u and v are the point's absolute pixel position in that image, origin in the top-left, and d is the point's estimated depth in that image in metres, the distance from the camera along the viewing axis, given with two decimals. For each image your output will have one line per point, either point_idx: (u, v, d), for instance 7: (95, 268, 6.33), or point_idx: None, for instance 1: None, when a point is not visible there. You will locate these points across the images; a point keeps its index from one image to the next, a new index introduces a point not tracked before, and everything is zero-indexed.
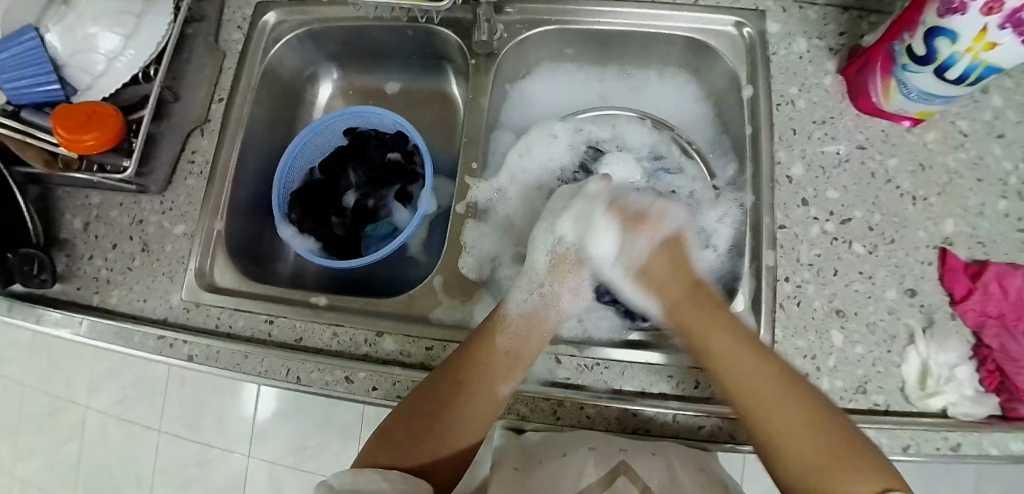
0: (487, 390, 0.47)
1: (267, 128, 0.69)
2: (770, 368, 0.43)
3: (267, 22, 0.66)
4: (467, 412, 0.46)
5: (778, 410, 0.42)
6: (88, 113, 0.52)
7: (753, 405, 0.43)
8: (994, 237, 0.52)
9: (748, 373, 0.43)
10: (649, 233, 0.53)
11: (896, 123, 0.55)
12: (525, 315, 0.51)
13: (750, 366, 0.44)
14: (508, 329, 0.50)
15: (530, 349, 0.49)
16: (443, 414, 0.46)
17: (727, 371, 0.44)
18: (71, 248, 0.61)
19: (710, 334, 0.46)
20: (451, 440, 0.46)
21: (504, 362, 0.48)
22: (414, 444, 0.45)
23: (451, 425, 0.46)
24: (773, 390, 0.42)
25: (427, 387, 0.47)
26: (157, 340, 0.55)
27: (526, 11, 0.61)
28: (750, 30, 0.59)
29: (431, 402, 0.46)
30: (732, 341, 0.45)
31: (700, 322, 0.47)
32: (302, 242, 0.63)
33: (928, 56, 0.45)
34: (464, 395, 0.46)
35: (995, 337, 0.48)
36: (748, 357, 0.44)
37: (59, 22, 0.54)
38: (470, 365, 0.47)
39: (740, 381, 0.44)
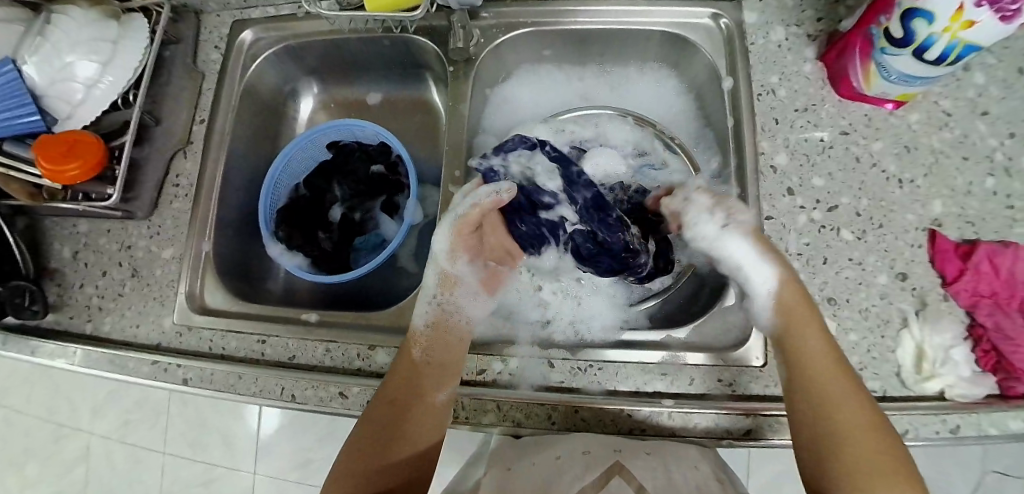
0: (427, 403, 0.47)
1: (250, 146, 0.68)
2: (853, 383, 0.43)
3: (244, 40, 0.66)
4: (409, 429, 0.47)
5: (851, 403, 0.42)
6: (70, 142, 0.52)
7: (835, 415, 0.41)
8: (983, 216, 0.51)
9: (841, 383, 0.42)
10: (701, 201, 0.50)
11: (878, 107, 0.55)
12: (432, 326, 0.52)
13: (845, 377, 0.43)
14: (422, 343, 0.50)
15: (452, 355, 0.50)
16: (391, 437, 0.47)
17: (835, 373, 0.43)
18: (61, 278, 0.61)
19: (811, 332, 0.44)
20: (408, 456, 0.47)
21: (430, 373, 0.48)
22: (373, 472, 0.46)
23: (401, 441, 0.47)
24: (858, 403, 0.41)
25: (373, 416, 0.47)
26: (151, 365, 0.55)
27: (502, 15, 0.61)
28: (727, 21, 0.58)
29: (376, 427, 0.47)
30: (828, 345, 0.44)
31: (803, 319, 0.45)
32: (291, 258, 0.63)
33: (906, 38, 0.45)
34: (405, 411, 0.47)
35: (989, 316, 0.48)
36: (837, 368, 0.43)
37: (34, 53, 0.53)
38: (399, 384, 0.48)
39: (834, 390, 0.42)
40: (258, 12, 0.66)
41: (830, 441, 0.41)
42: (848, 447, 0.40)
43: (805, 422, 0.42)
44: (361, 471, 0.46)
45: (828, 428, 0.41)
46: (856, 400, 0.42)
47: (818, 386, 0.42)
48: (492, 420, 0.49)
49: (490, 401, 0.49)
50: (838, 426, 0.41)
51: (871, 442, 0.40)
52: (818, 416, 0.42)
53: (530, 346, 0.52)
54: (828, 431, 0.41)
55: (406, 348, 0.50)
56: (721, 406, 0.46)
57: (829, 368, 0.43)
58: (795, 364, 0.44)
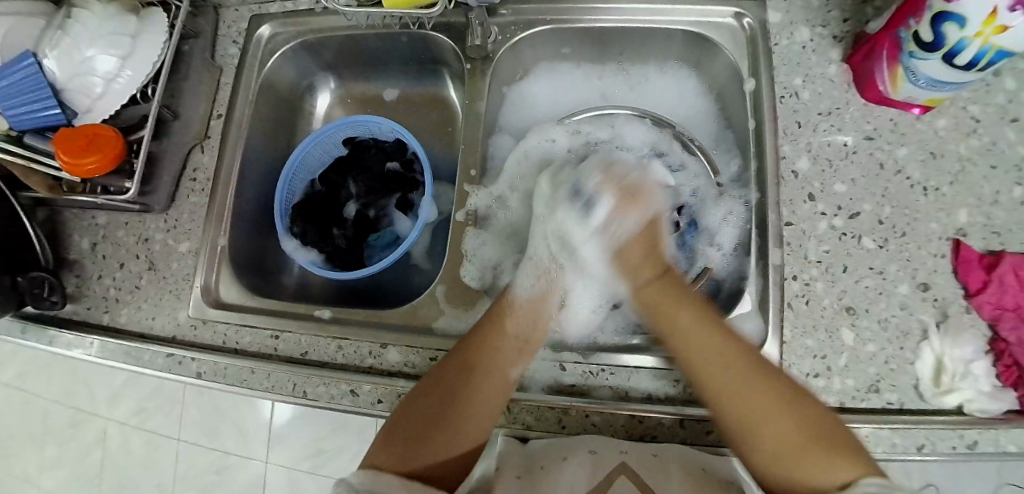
0: (498, 376, 0.47)
1: (267, 142, 0.69)
2: (738, 356, 0.44)
3: (262, 35, 0.66)
4: (476, 404, 0.46)
5: (723, 373, 0.43)
6: (89, 136, 0.53)
7: (732, 409, 0.42)
8: (1010, 227, 0.50)
9: (722, 367, 0.44)
10: (642, 210, 0.52)
11: (905, 112, 0.53)
12: (531, 298, 0.52)
13: (726, 354, 0.44)
14: (517, 313, 0.51)
15: (537, 334, 0.50)
16: (459, 405, 0.46)
17: (699, 372, 0.44)
18: (80, 269, 0.62)
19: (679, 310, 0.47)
20: (467, 429, 0.45)
21: (512, 348, 0.49)
22: (426, 445, 0.44)
23: (462, 416, 0.45)
24: (753, 389, 0.42)
25: (447, 381, 0.47)
26: (166, 358, 0.56)
27: (520, 12, 0.60)
28: (750, 21, 0.57)
29: (446, 389, 0.46)
30: (697, 325, 0.46)
31: (667, 298, 0.49)
32: (306, 254, 0.64)
33: (936, 42, 0.44)
34: (473, 384, 0.46)
35: (1012, 330, 0.46)
36: (710, 337, 0.45)
37: (55, 48, 0.53)
38: (476, 355, 0.48)
39: (708, 385, 0.44)
40: (276, 6, 0.66)
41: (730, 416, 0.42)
42: (784, 429, 0.40)
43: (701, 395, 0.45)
44: (416, 442, 0.44)
45: (732, 418, 0.42)
46: (754, 389, 0.42)
47: (693, 360, 0.45)
48: (502, 422, 0.49)
49: (502, 403, 0.49)
50: (731, 405, 0.42)
51: (801, 418, 0.40)
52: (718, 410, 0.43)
53: (543, 349, 0.52)
54: (726, 417, 0.43)
55: (498, 312, 0.51)
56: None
57: (697, 341, 0.45)
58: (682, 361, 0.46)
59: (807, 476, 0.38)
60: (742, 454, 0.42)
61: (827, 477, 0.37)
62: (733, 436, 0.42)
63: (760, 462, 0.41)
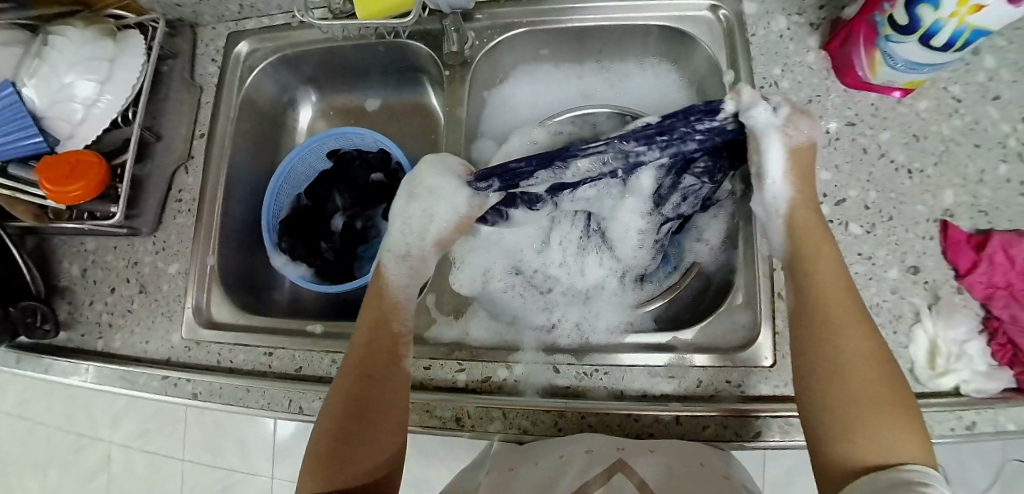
0: (392, 370, 0.46)
1: (252, 159, 0.69)
2: (858, 312, 0.41)
3: (240, 52, 0.66)
4: (380, 407, 0.44)
5: (843, 316, 0.41)
6: (72, 163, 0.52)
7: (837, 348, 0.39)
8: (997, 205, 0.50)
9: (835, 308, 0.41)
10: (807, 124, 0.46)
11: (885, 95, 0.53)
12: (402, 292, 0.51)
13: (849, 307, 0.41)
14: (392, 313, 0.49)
15: (404, 326, 0.49)
16: (368, 412, 0.44)
17: (828, 303, 0.41)
18: (71, 295, 0.62)
19: (820, 246, 0.44)
20: (381, 434, 0.44)
21: (395, 348, 0.47)
22: (347, 465, 0.42)
23: (370, 422, 0.44)
24: (864, 346, 0.39)
25: (347, 394, 0.45)
26: (161, 380, 0.56)
27: (496, 16, 0.61)
28: (726, 12, 0.57)
29: (351, 399, 0.44)
30: (838, 273, 0.43)
31: (810, 226, 0.45)
32: (295, 269, 0.65)
33: (911, 25, 0.44)
34: (370, 388, 0.45)
35: (1005, 308, 0.47)
36: (843, 288, 0.42)
37: (33, 75, 0.53)
38: (366, 359, 0.46)
39: (819, 317, 0.41)
40: (253, 23, 0.66)
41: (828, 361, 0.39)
42: (873, 390, 0.38)
43: (807, 335, 0.41)
44: (338, 465, 0.42)
45: (829, 361, 0.39)
46: (861, 341, 0.40)
47: (820, 296, 0.42)
48: (498, 428, 0.49)
49: (497, 409, 0.49)
50: (836, 350, 0.39)
51: (889, 387, 0.38)
52: (815, 346, 0.40)
53: (536, 352, 0.52)
54: (819, 362, 0.40)
55: (370, 315, 0.49)
56: (728, 408, 0.46)
57: (835, 284, 0.42)
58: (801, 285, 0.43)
59: (868, 442, 0.36)
60: (812, 398, 0.39)
61: (882, 453, 0.35)
62: (814, 381, 0.39)
63: (824, 413, 0.38)
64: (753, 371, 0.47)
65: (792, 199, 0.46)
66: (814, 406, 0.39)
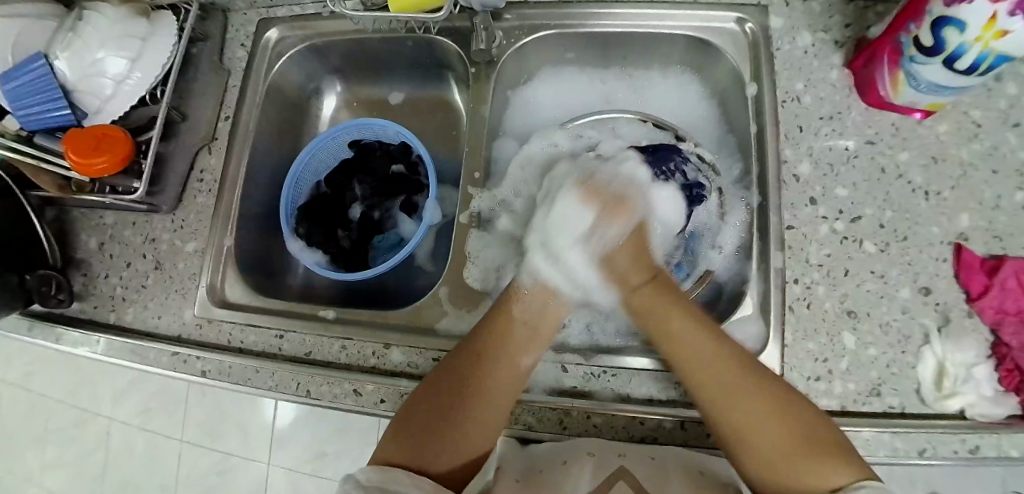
0: (509, 364, 0.48)
1: (274, 145, 0.70)
2: (738, 371, 0.43)
3: (269, 38, 0.67)
4: (490, 389, 0.46)
5: (725, 385, 0.43)
6: (98, 135, 0.53)
7: (732, 407, 0.42)
8: (1012, 232, 0.50)
9: (722, 377, 0.43)
10: (624, 220, 0.52)
11: (906, 116, 0.54)
12: (541, 283, 0.52)
13: (710, 374, 0.44)
14: (526, 299, 0.51)
15: (548, 318, 0.51)
16: (463, 399, 0.46)
17: (693, 379, 0.44)
18: (88, 268, 0.62)
19: (671, 315, 0.47)
20: (478, 421, 0.45)
21: (523, 335, 0.49)
22: (435, 441, 0.44)
23: (472, 401, 0.46)
24: (756, 405, 0.42)
25: (452, 376, 0.47)
26: (171, 356, 0.57)
27: (524, 17, 0.61)
28: (752, 26, 0.58)
29: (455, 378, 0.47)
30: (697, 337, 0.45)
31: (656, 306, 0.49)
32: (311, 255, 0.65)
33: (936, 47, 0.44)
34: (482, 369, 0.47)
35: (1014, 335, 0.47)
36: (716, 362, 0.44)
37: (66, 50, 0.54)
38: (489, 339, 0.48)
39: (704, 389, 0.44)
40: (283, 10, 0.67)
41: (723, 433, 0.43)
42: (788, 443, 0.40)
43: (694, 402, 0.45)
44: (431, 438, 0.44)
45: (728, 430, 0.42)
46: (748, 397, 0.42)
47: (686, 369, 0.45)
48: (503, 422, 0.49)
49: None
50: (728, 425, 0.42)
51: (801, 423, 0.41)
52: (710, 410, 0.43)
53: None
54: (726, 427, 0.43)
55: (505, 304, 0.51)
56: None
57: (692, 348, 0.45)
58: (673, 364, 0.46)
59: (795, 481, 0.40)
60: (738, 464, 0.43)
61: (809, 483, 0.39)
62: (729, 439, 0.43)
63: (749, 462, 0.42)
64: None
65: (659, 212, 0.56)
66: (748, 468, 0.42)
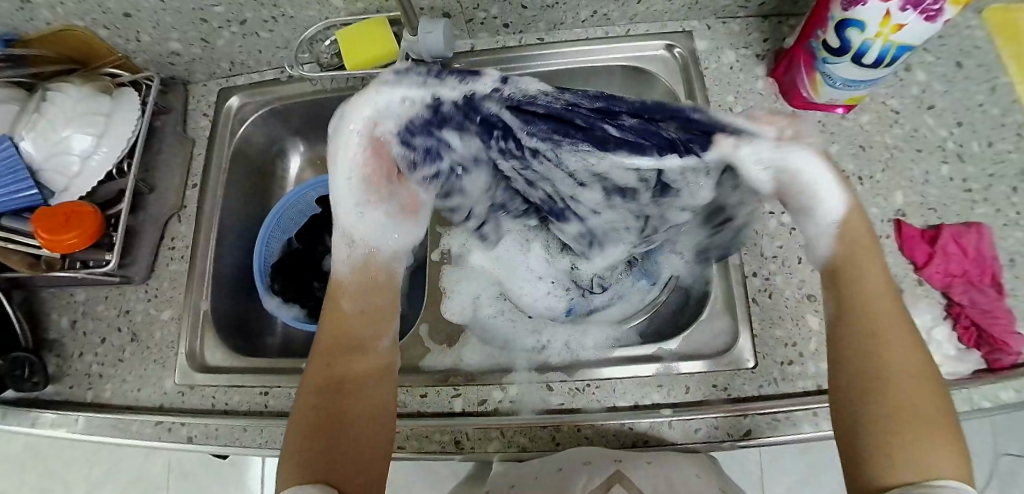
0: (372, 350, 0.47)
1: (243, 207, 0.71)
2: (898, 316, 0.41)
3: (231, 106, 0.70)
4: (361, 379, 0.45)
5: (903, 335, 0.40)
6: (67, 214, 0.54)
7: (892, 372, 0.38)
8: (944, 202, 0.54)
9: (894, 334, 0.40)
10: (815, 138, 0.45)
11: (829, 112, 0.59)
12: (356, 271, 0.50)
13: (895, 316, 0.41)
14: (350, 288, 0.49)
15: (378, 296, 0.50)
16: (344, 405, 0.43)
17: (880, 311, 0.41)
18: (60, 348, 0.61)
19: (873, 258, 0.44)
20: (367, 412, 0.43)
21: (366, 320, 0.48)
22: (333, 450, 0.40)
23: (354, 397, 0.43)
24: (913, 359, 0.39)
25: (317, 391, 0.43)
26: (155, 425, 0.55)
27: (472, 63, 0.66)
28: (680, 50, 0.63)
29: (325, 384, 0.43)
30: (884, 279, 0.43)
31: (851, 249, 0.44)
32: (287, 310, 0.65)
33: (843, 47, 0.49)
34: (348, 361, 0.45)
35: (964, 294, 0.50)
36: (893, 299, 0.42)
37: (31, 129, 0.55)
38: (339, 333, 0.47)
39: (875, 333, 0.40)
40: (243, 79, 0.70)
41: (861, 363, 0.40)
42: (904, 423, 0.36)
43: (847, 333, 0.42)
44: (326, 444, 0.40)
45: (875, 363, 0.39)
46: (917, 366, 0.39)
47: (868, 311, 0.41)
48: (497, 447, 0.49)
49: (495, 428, 0.49)
50: (880, 357, 0.39)
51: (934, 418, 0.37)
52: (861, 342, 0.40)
53: (528, 371, 0.53)
54: (867, 366, 0.39)
55: (331, 306, 0.49)
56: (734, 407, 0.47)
57: (881, 291, 0.42)
58: (857, 297, 0.42)
59: (906, 455, 0.35)
60: (843, 409, 0.39)
61: (925, 461, 0.34)
62: (857, 374, 0.39)
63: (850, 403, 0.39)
64: (737, 374, 0.49)
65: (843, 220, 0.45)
66: (852, 402, 0.39)
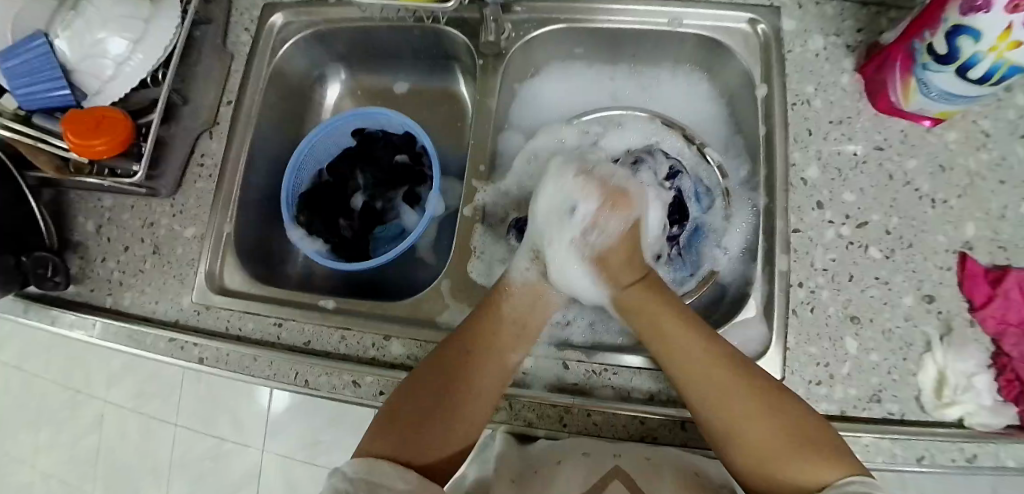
0: (498, 361, 0.48)
1: (277, 131, 0.69)
2: (714, 356, 0.44)
3: (274, 23, 0.66)
4: (478, 382, 0.47)
5: (711, 382, 0.43)
6: (99, 118, 0.52)
7: (729, 423, 0.42)
8: (1017, 242, 0.50)
9: (710, 378, 0.43)
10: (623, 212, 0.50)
11: (915, 123, 0.53)
12: (530, 286, 0.52)
13: (709, 357, 0.44)
14: (517, 298, 0.51)
15: (535, 316, 0.51)
16: (446, 401, 0.46)
17: (688, 384, 0.44)
18: (84, 250, 0.61)
19: (659, 315, 0.47)
20: (464, 414, 0.46)
21: (510, 333, 0.50)
22: (418, 437, 0.44)
23: (461, 401, 0.46)
24: (745, 401, 0.42)
25: (433, 378, 0.47)
26: (168, 343, 0.56)
27: (534, 11, 0.61)
28: (765, 27, 0.57)
29: (441, 375, 0.47)
30: (683, 328, 0.46)
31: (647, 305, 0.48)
32: (311, 243, 0.64)
33: (950, 55, 0.43)
34: (476, 364, 0.48)
35: (1014, 346, 0.46)
36: (699, 352, 0.44)
37: (67, 28, 0.52)
38: (481, 338, 0.49)
39: (701, 412, 0.43)
40: None
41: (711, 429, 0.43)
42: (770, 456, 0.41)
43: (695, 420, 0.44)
44: (412, 432, 0.44)
45: (719, 427, 0.42)
46: (744, 401, 0.42)
47: (688, 383, 0.44)
48: (503, 418, 0.49)
49: (503, 399, 0.49)
50: (722, 420, 0.42)
51: (795, 427, 0.40)
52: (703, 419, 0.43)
53: (547, 346, 0.52)
54: (713, 428, 0.43)
55: (495, 302, 0.51)
56: None
57: (681, 353, 0.45)
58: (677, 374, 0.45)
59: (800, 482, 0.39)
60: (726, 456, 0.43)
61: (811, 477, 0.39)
62: (716, 439, 0.43)
63: (738, 462, 0.42)
64: None
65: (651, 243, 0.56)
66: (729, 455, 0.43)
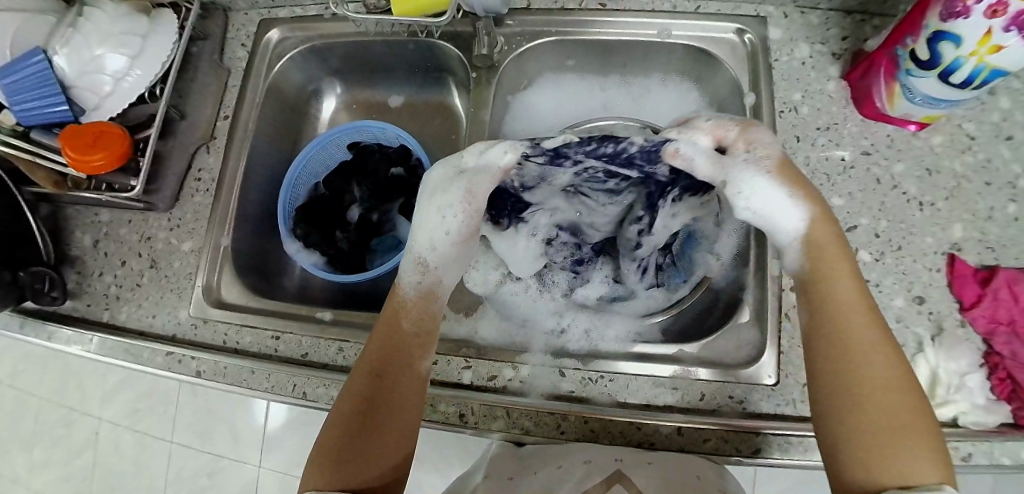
0: (411, 370, 0.45)
1: (273, 145, 0.70)
2: (866, 311, 0.40)
3: (270, 39, 0.67)
4: (398, 398, 0.44)
5: (858, 324, 0.39)
6: (96, 134, 0.53)
7: (850, 367, 0.38)
8: (1004, 243, 0.51)
9: (861, 335, 0.38)
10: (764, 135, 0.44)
11: (901, 128, 0.54)
12: (419, 293, 0.48)
13: (858, 312, 0.40)
14: (409, 310, 0.48)
15: (434, 322, 0.48)
16: (371, 424, 0.42)
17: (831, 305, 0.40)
18: (81, 265, 0.62)
19: (833, 266, 0.41)
20: (393, 431, 0.43)
21: (412, 341, 0.46)
22: (352, 468, 0.40)
23: (385, 420, 0.43)
24: (882, 357, 0.38)
25: (357, 402, 0.43)
26: (166, 356, 0.56)
27: (525, 24, 0.62)
28: (751, 37, 0.59)
29: (360, 398, 0.43)
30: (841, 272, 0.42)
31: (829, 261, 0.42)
32: (307, 256, 0.65)
33: (932, 60, 0.44)
34: (391, 379, 0.44)
35: (1005, 344, 0.47)
36: (857, 301, 0.40)
37: (66, 45, 0.53)
38: (388, 351, 0.45)
39: (837, 321, 0.39)
40: (285, 12, 0.67)
41: (829, 368, 0.39)
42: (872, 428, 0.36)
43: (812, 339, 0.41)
44: (343, 464, 0.40)
45: (838, 354, 0.38)
46: (880, 357, 0.38)
47: (832, 306, 0.40)
48: (500, 426, 0.49)
49: (500, 408, 0.49)
50: (851, 356, 0.38)
51: (914, 420, 0.36)
52: (824, 341, 0.39)
53: (543, 354, 0.52)
54: (825, 373, 0.39)
55: (393, 312, 0.48)
56: (735, 423, 0.46)
57: (835, 292, 0.41)
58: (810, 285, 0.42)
59: (890, 467, 0.34)
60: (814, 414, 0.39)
61: (900, 467, 0.34)
62: (822, 380, 0.39)
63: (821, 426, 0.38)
64: (757, 389, 0.48)
65: (809, 214, 0.42)
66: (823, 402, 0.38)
